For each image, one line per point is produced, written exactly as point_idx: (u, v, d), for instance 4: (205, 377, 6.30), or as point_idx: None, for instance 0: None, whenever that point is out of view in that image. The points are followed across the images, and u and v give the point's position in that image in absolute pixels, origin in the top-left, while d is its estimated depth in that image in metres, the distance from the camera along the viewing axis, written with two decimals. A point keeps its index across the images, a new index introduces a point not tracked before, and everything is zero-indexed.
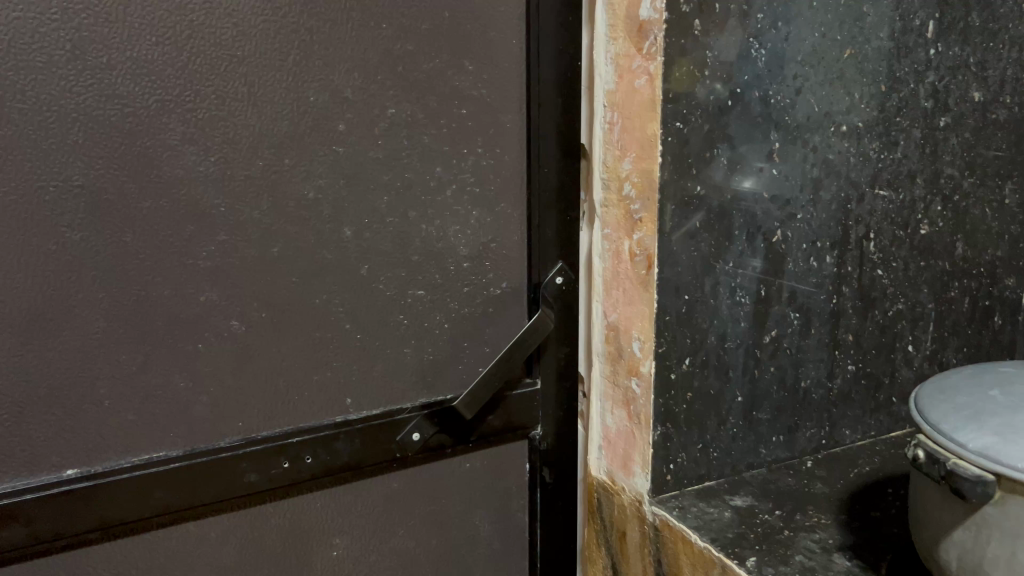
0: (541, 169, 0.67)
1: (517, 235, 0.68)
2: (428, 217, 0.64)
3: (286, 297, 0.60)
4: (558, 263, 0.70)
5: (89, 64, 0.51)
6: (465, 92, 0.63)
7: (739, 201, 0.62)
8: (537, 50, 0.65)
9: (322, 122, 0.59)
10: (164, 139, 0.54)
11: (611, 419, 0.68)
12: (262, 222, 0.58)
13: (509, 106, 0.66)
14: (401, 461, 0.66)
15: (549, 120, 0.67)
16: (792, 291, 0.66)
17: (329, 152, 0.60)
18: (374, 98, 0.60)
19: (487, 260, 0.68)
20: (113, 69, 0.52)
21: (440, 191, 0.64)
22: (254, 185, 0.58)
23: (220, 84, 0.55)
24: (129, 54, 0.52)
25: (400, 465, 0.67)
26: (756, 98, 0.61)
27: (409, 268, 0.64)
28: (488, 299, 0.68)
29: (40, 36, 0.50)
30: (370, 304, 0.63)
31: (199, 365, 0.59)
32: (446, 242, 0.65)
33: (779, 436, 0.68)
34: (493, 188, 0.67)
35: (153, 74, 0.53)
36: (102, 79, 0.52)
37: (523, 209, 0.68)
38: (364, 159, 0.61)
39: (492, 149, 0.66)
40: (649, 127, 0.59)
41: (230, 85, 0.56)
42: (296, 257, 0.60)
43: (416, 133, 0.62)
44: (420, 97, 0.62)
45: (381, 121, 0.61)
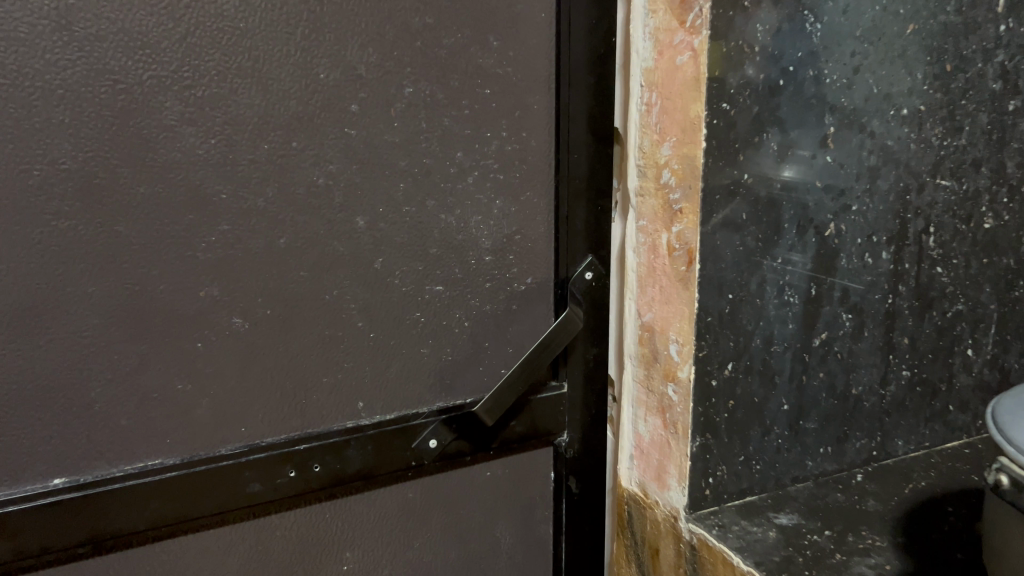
0: (571, 155, 0.62)
1: (544, 227, 0.63)
2: (449, 207, 0.59)
3: (293, 292, 0.55)
4: (588, 257, 0.65)
5: (77, 35, 0.47)
6: (489, 71, 0.58)
7: (790, 191, 0.57)
8: (568, 25, 0.59)
9: (333, 102, 0.54)
10: (161, 119, 0.50)
11: (645, 428, 0.63)
12: (268, 211, 0.54)
13: (537, 86, 0.60)
14: (417, 469, 0.62)
15: (581, 101, 0.62)
16: (844, 290, 0.61)
17: (341, 135, 0.55)
18: (391, 75, 0.55)
19: (512, 253, 0.62)
20: (102, 41, 0.47)
21: (461, 178, 0.59)
22: (259, 170, 0.53)
23: (222, 58, 0.50)
24: (120, 24, 0.47)
25: (416, 473, 0.62)
26: (810, 77, 0.55)
27: (427, 262, 0.59)
28: (512, 295, 0.63)
29: (22, 3, 0.45)
30: (385, 301, 0.59)
31: (198, 366, 0.54)
32: (468, 234, 0.60)
33: (827, 446, 0.63)
34: (518, 176, 0.61)
35: (148, 47, 0.48)
36: (91, 52, 0.47)
37: (551, 199, 0.63)
38: (380, 143, 0.56)
39: (518, 133, 0.61)
40: (692, 108, 0.54)
41: (233, 60, 0.51)
42: (305, 250, 0.55)
43: (435, 114, 0.57)
44: (440, 76, 0.57)
45: (398, 102, 0.56)
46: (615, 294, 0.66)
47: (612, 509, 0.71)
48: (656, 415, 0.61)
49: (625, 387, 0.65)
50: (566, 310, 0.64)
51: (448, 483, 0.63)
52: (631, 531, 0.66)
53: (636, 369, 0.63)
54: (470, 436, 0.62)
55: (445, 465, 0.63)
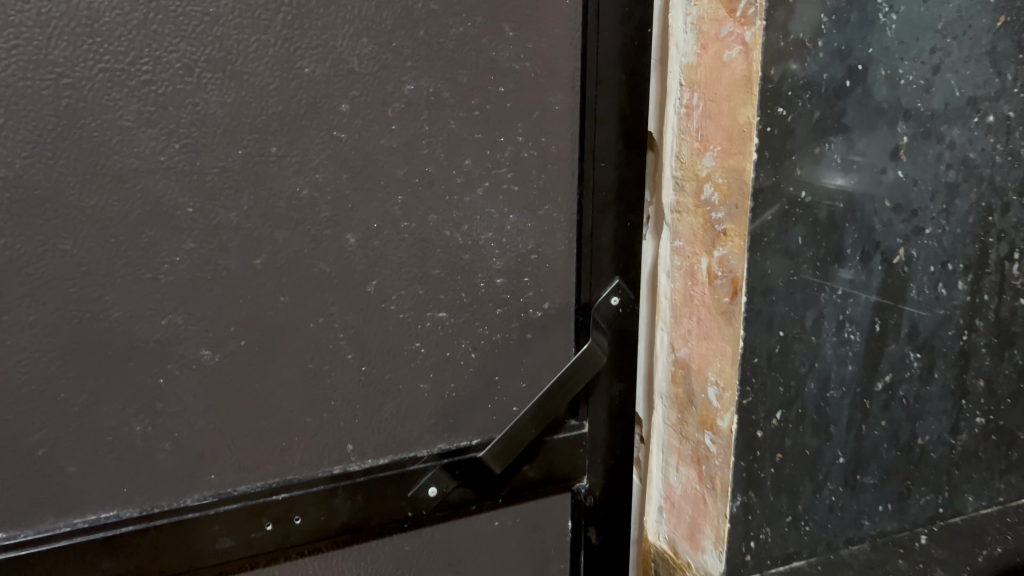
0: (597, 163, 0.54)
1: (564, 244, 0.55)
2: (455, 222, 0.51)
3: (272, 320, 0.48)
4: (615, 280, 0.57)
5: (12, 19, 0.39)
6: (504, 66, 0.50)
7: (855, 210, 0.48)
8: (598, 13, 0.51)
9: (319, 100, 0.46)
10: (114, 120, 0.42)
11: (677, 478, 0.55)
12: (241, 227, 0.46)
13: (559, 84, 0.52)
14: (417, 520, 0.54)
15: (609, 102, 0.53)
16: (913, 325, 0.52)
17: (328, 139, 0.47)
18: (388, 70, 0.47)
19: (527, 275, 0.55)
20: (43, 27, 0.40)
21: (469, 190, 0.51)
22: (232, 180, 0.45)
23: (188, 47, 0.43)
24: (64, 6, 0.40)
25: (415, 524, 0.54)
26: (882, 77, 0.47)
27: (430, 285, 0.52)
28: (527, 322, 0.55)
29: None
30: (379, 330, 0.51)
31: (160, 405, 0.46)
32: (477, 253, 0.53)
33: (887, 504, 0.55)
34: (536, 186, 0.53)
35: (98, 35, 0.41)
36: (30, 40, 0.40)
37: (573, 212, 0.55)
38: (375, 148, 0.48)
39: (537, 138, 0.53)
40: (741, 113, 0.45)
41: (201, 51, 0.43)
42: (287, 272, 0.48)
43: (440, 116, 0.49)
44: (447, 71, 0.49)
45: (397, 100, 0.48)
46: (645, 321, 0.58)
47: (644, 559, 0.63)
48: (690, 466, 0.53)
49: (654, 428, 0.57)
50: (590, 342, 0.56)
51: (449, 534, 0.56)
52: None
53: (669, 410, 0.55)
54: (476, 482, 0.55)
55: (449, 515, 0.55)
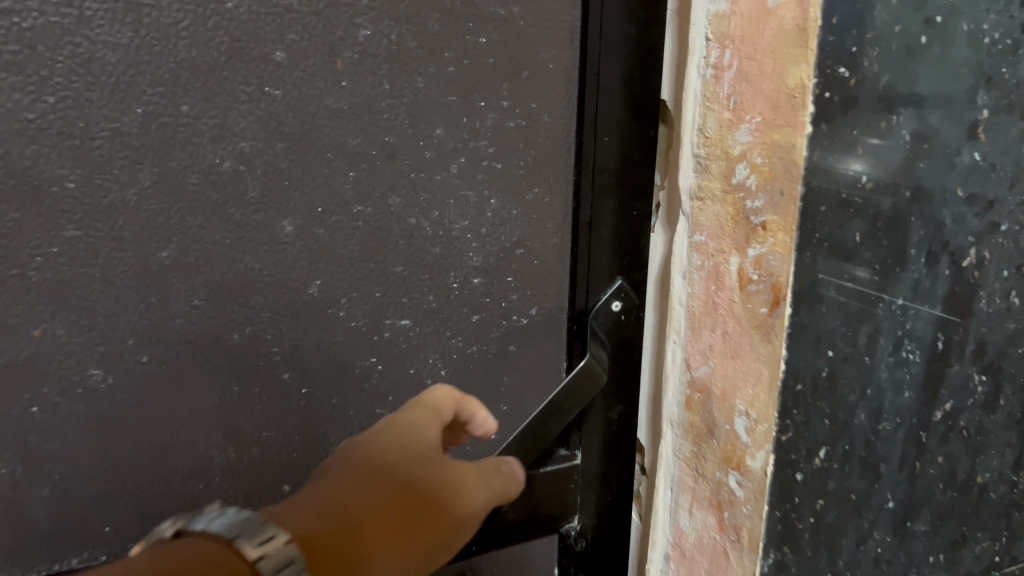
0: (599, 139, 0.44)
1: (556, 237, 0.45)
2: (421, 207, 0.41)
3: (183, 330, 0.37)
4: (616, 281, 0.47)
5: None
6: (484, 10, 0.40)
7: (923, 201, 0.38)
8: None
9: (245, 45, 0.35)
10: None
11: (691, 521, 0.45)
12: (141, 210, 0.35)
13: (554, 37, 0.42)
14: (449, 457, 0.40)
15: (614, 63, 0.43)
16: (979, 343, 0.43)
17: (257, 96, 0.36)
18: (336, 9, 0.36)
19: (510, 274, 0.45)
20: None
21: (440, 166, 0.41)
22: (128, 147, 0.34)
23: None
24: None
25: (421, 519, 0.35)
26: (964, 33, 0.37)
27: (389, 285, 0.41)
28: (509, 332, 0.45)
29: None
30: (325, 344, 0.41)
31: (32, 441, 0.35)
32: (446, 246, 0.42)
33: (939, 554, 0.45)
34: (522, 165, 0.43)
35: None
36: None
37: (566, 197, 0.45)
38: (320, 111, 0.37)
39: (525, 105, 0.42)
40: (791, 74, 0.35)
41: None
42: (203, 269, 0.37)
43: (403, 72, 0.39)
44: (413, 14, 0.38)
45: (348, 49, 0.37)
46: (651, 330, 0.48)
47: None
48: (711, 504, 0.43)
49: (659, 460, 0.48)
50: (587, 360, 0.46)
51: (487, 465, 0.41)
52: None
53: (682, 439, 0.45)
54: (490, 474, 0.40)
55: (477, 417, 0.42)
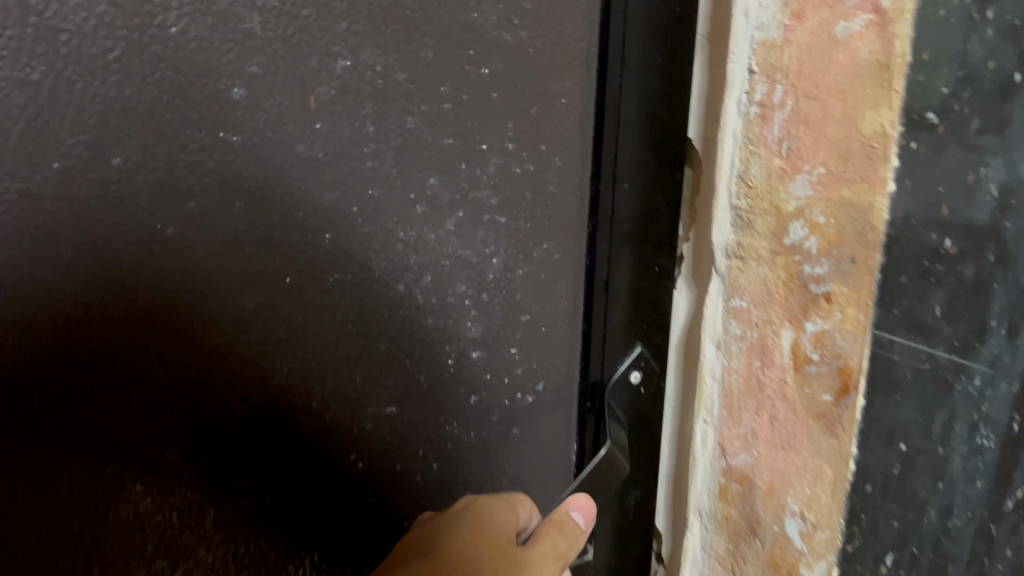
0: (621, 184, 0.39)
1: (566, 302, 0.42)
2: (410, 276, 0.37)
3: (129, 422, 0.31)
4: (637, 347, 0.41)
5: None
6: (485, 34, 0.36)
7: None
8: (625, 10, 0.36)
9: (220, 84, 0.31)
10: None
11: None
12: (88, 278, 0.30)
13: (571, 67, 0.38)
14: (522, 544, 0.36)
15: (641, 99, 0.38)
16: None
17: (225, 145, 0.31)
18: (327, 37, 0.32)
19: (514, 345, 0.41)
20: None
21: (438, 221, 0.37)
22: (77, 205, 0.29)
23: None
24: None
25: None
26: None
27: (379, 362, 0.37)
28: (510, 411, 0.42)
29: None
30: (300, 430, 0.35)
31: None
32: (439, 319, 0.38)
33: None
34: (529, 218, 0.40)
35: None
36: None
37: (577, 257, 0.42)
38: (299, 159, 0.33)
39: (535, 147, 0.39)
40: (868, 121, 0.30)
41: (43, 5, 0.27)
42: (154, 346, 0.31)
43: (393, 109, 0.34)
44: (411, 44, 0.34)
45: (324, 84, 0.33)
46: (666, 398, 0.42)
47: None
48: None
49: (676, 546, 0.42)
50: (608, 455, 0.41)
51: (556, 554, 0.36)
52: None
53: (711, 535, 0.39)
54: (569, 533, 0.37)
55: (568, 505, 0.38)
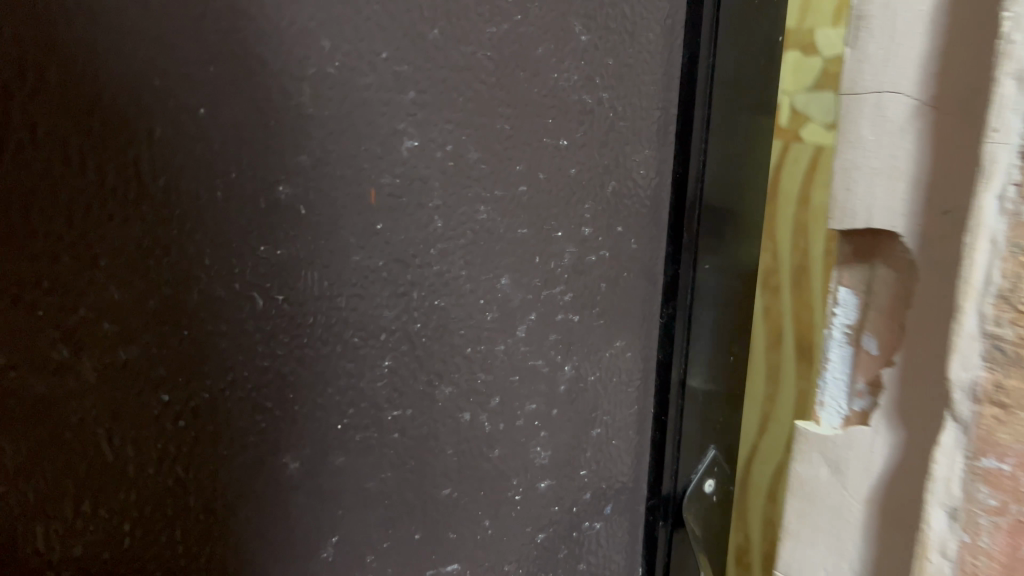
0: (699, 273, 0.45)
1: (634, 405, 0.47)
2: (480, 395, 0.40)
3: (316, 515, 0.35)
4: (711, 451, 0.50)
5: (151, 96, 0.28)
6: (566, 99, 0.39)
7: None
8: (710, 76, 0.42)
9: (362, 176, 0.33)
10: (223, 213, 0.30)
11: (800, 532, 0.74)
12: (299, 375, 0.33)
13: (641, 146, 0.43)
14: None
15: (720, 176, 0.45)
16: None
17: (367, 239, 0.34)
18: (445, 142, 0.35)
19: (583, 465, 0.46)
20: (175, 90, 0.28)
21: (522, 314, 0.40)
22: (300, 303, 0.32)
23: (104, 56, 0.27)
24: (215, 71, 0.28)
25: None
26: None
27: (474, 468, 0.41)
28: (578, 536, 0.47)
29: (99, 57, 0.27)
30: (416, 528, 0.39)
31: None
32: (506, 442, 0.42)
33: None
34: (598, 309, 0.43)
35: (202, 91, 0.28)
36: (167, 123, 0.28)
37: (641, 381, 0.47)
38: (413, 255, 0.35)
39: (610, 229, 0.43)
40: None
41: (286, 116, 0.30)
42: (348, 467, 0.36)
43: (477, 198, 0.37)
44: (503, 146, 0.37)
45: (385, 174, 0.33)
46: (825, 475, 0.28)
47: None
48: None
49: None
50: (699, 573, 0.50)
51: None
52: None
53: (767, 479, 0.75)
54: None
55: None
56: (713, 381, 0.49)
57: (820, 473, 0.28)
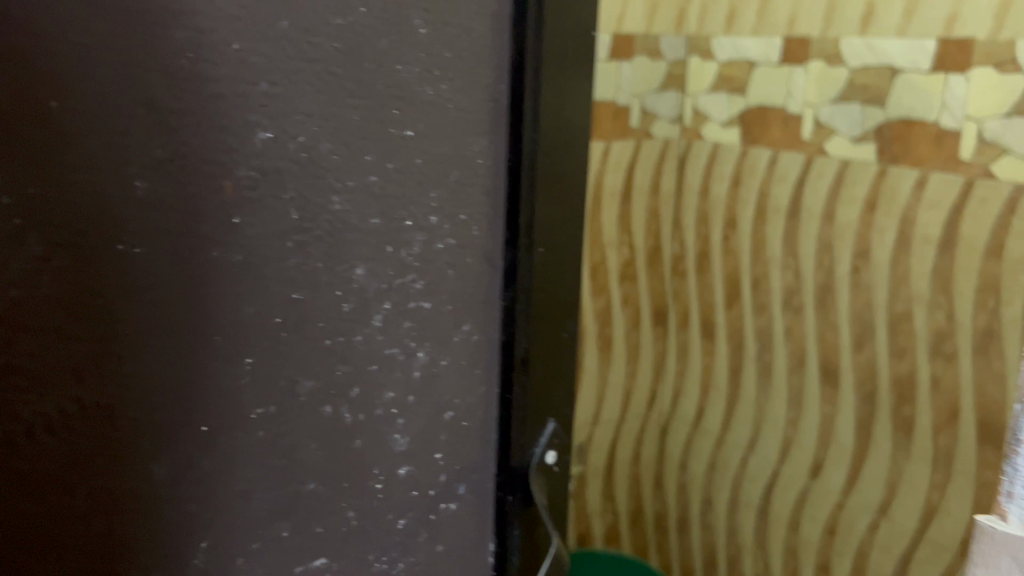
0: (533, 246, 0.43)
1: (482, 390, 0.45)
2: (338, 383, 0.40)
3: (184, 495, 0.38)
4: (551, 425, 0.47)
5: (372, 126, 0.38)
6: (412, 88, 0.39)
7: None
8: (538, 67, 0.40)
9: (209, 175, 0.35)
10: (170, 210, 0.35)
11: (694, 410, 1.23)
12: (162, 361, 0.36)
13: (480, 130, 0.41)
14: None
15: (546, 143, 0.42)
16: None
17: (222, 233, 0.36)
18: (291, 135, 0.36)
19: (440, 452, 0.45)
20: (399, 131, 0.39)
21: (374, 303, 0.40)
22: (160, 291, 0.35)
23: None
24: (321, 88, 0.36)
25: None
26: None
27: (333, 456, 0.41)
28: (438, 529, 0.46)
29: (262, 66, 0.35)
30: (280, 516, 0.40)
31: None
32: (367, 431, 0.42)
33: None
34: (450, 296, 0.43)
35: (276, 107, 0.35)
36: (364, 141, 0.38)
37: (482, 362, 0.45)
38: (266, 248, 0.37)
39: (457, 216, 0.42)
40: None
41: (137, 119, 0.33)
42: (209, 453, 0.38)
43: (326, 188, 0.38)
44: (350, 136, 0.37)
45: (242, 167, 0.35)
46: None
47: (764, 507, 1.14)
48: (663, 431, 1.29)
49: (798, 435, 1.07)
50: (556, 547, 0.48)
51: None
52: (592, 531, 1.33)
53: (614, 403, 1.27)
54: None
55: None
56: (551, 357, 0.46)
57: (1001, 563, 0.31)
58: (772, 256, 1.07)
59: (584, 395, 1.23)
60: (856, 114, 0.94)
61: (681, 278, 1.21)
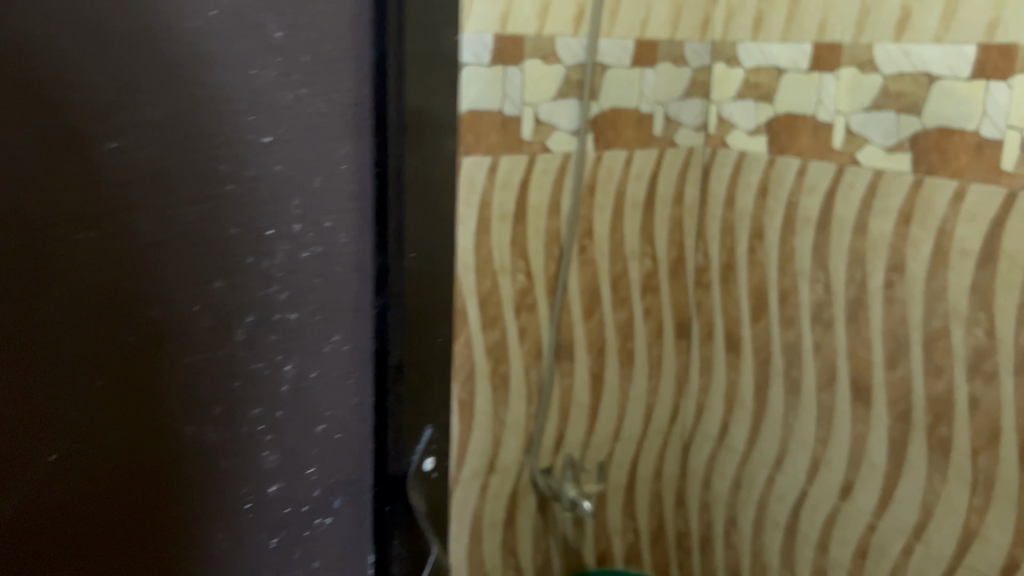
0: (405, 259, 0.44)
1: (353, 399, 0.45)
2: (200, 401, 0.39)
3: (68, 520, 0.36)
4: (429, 433, 0.49)
5: (225, 135, 0.37)
6: (265, 95, 0.38)
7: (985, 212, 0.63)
8: (401, 79, 0.42)
9: (52, 187, 0.33)
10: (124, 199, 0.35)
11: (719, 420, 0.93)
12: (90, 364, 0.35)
13: (340, 136, 0.41)
14: None
15: (416, 162, 0.43)
16: None
17: (70, 249, 0.34)
18: (134, 145, 0.34)
19: (311, 465, 0.44)
20: (252, 140, 0.38)
21: (234, 317, 0.39)
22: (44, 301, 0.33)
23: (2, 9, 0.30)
24: (170, 94, 0.35)
25: None
26: None
27: (197, 479, 0.40)
28: (313, 540, 0.45)
29: (117, 65, 0.33)
30: (142, 548, 0.38)
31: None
32: (233, 451, 0.41)
33: None
34: (314, 305, 0.42)
35: (118, 114, 0.34)
36: (218, 148, 0.37)
37: (359, 374, 0.45)
38: (112, 265, 0.35)
39: (319, 223, 0.41)
40: None
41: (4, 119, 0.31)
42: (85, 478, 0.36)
43: (177, 198, 0.36)
44: (199, 146, 0.36)
45: (85, 180, 0.33)
46: None
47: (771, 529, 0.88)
48: (686, 448, 0.98)
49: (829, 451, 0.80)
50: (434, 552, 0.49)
51: None
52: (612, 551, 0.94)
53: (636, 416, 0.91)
54: None
55: None
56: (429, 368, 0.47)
57: None
58: (801, 270, 0.80)
59: (601, 409, 0.88)
60: (892, 118, 0.69)
61: (705, 289, 0.92)
